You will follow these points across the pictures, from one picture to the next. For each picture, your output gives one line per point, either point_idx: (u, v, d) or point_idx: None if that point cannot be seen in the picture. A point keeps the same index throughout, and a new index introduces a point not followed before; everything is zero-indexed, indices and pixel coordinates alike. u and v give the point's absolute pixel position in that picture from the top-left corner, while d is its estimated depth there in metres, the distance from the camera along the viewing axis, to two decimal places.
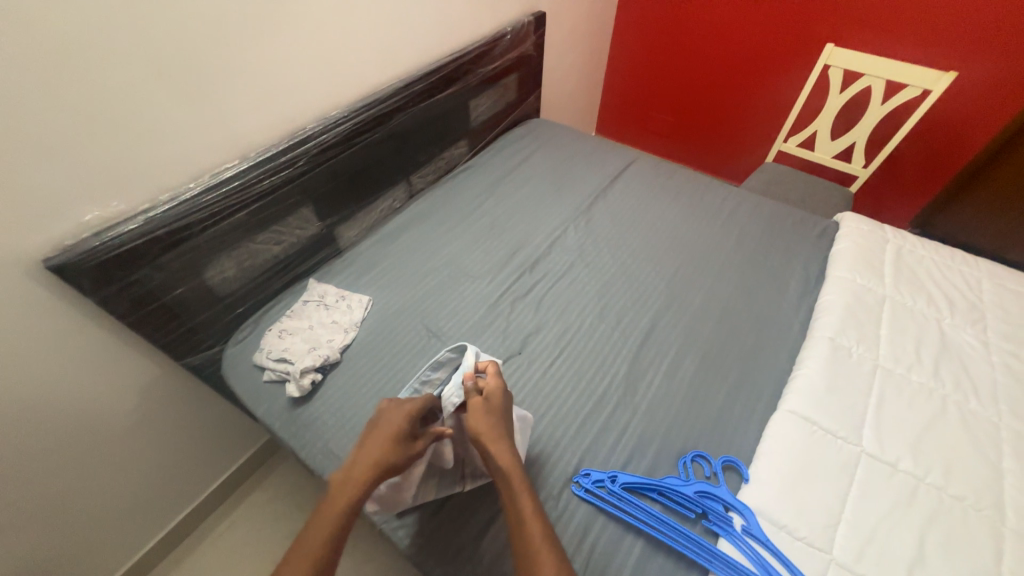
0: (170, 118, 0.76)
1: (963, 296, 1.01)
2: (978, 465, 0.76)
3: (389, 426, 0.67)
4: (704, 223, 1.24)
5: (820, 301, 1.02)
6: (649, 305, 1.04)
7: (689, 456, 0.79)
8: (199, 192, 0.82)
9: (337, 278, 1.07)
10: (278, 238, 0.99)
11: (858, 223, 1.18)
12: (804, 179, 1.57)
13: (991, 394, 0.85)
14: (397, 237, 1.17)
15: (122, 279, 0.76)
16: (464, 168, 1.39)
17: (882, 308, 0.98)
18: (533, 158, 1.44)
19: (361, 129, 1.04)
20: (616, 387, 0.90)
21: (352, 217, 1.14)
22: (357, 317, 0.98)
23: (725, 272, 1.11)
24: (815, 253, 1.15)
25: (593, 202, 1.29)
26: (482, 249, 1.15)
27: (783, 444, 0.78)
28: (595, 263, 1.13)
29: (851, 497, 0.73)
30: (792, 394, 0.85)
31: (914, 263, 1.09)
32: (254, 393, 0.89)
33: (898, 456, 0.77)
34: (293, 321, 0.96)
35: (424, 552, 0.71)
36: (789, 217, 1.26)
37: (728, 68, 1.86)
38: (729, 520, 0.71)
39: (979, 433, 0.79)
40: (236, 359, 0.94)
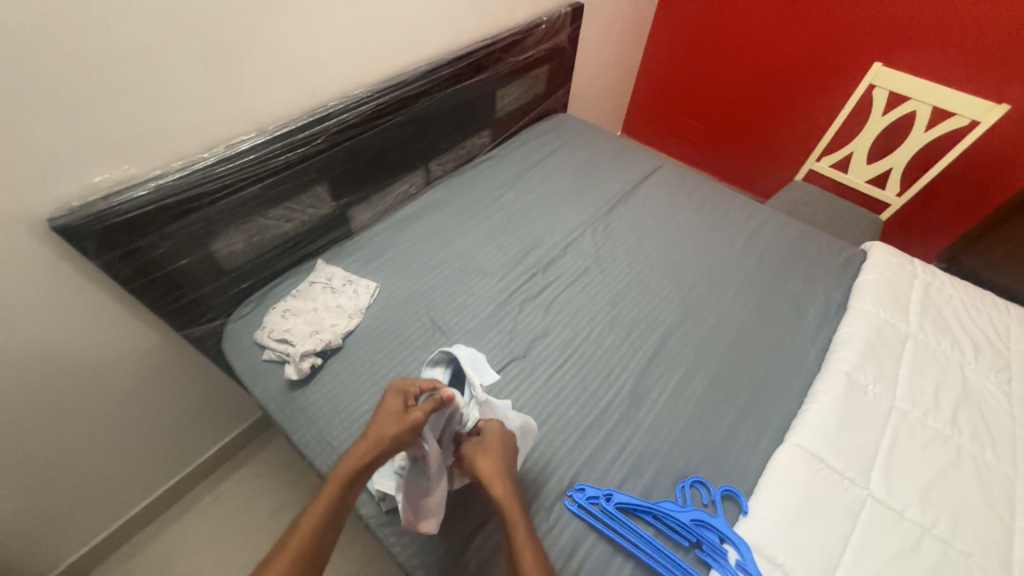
0: (187, 85, 0.74)
1: (990, 342, 0.97)
2: (989, 521, 0.73)
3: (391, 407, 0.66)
4: (726, 239, 1.20)
5: (839, 332, 0.98)
6: (661, 320, 1.01)
7: (688, 480, 0.77)
8: (212, 163, 0.79)
9: (345, 261, 1.05)
10: (289, 215, 0.96)
11: (887, 254, 1.14)
12: (833, 201, 1.52)
13: (1009, 448, 0.81)
14: (410, 224, 1.15)
15: (127, 245, 0.75)
16: (485, 159, 1.36)
17: (903, 347, 0.94)
18: (557, 155, 1.40)
19: (384, 110, 1.01)
20: (619, 401, 0.88)
21: (367, 200, 1.12)
22: (362, 303, 0.96)
23: (742, 292, 1.08)
24: (839, 282, 1.11)
25: (613, 206, 1.26)
26: (496, 245, 1.12)
27: (786, 479, 0.76)
28: (609, 270, 1.10)
29: (853, 542, 0.70)
30: (800, 428, 0.82)
31: (941, 301, 1.04)
32: (251, 371, 0.88)
33: (906, 503, 0.74)
34: (297, 301, 0.94)
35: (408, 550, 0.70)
36: (815, 241, 1.21)
37: (767, 80, 1.78)
38: (723, 553, 0.69)
39: (993, 488, 0.76)
40: (238, 334, 0.92)
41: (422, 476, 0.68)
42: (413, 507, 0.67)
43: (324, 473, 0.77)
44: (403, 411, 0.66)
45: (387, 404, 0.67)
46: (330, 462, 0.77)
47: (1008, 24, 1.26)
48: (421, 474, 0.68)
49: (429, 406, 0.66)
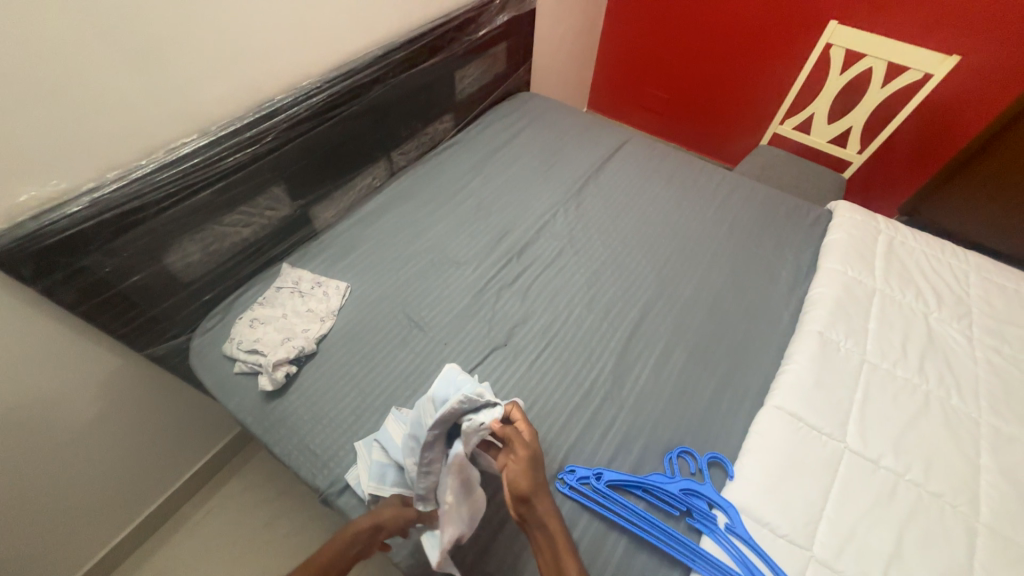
0: (113, 87, 0.68)
1: (951, 291, 1.01)
2: (957, 461, 0.76)
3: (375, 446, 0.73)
4: (696, 209, 1.20)
5: (810, 292, 1.00)
6: (639, 296, 1.01)
7: (675, 452, 0.78)
8: (152, 170, 0.74)
9: (312, 263, 1.01)
10: (247, 220, 0.92)
11: (851, 212, 1.16)
12: (798, 164, 1.54)
13: (973, 390, 0.85)
14: (376, 219, 1.11)
15: (68, 266, 0.70)
16: (450, 145, 1.32)
17: (871, 302, 0.97)
18: (523, 135, 1.37)
19: (336, 101, 0.96)
20: (603, 380, 0.88)
21: (328, 197, 1.07)
22: (334, 305, 0.93)
23: (716, 261, 1.08)
24: (808, 243, 1.14)
25: (584, 184, 1.24)
26: (467, 233, 1.10)
27: (769, 440, 0.78)
28: (584, 250, 1.09)
29: (834, 494, 0.73)
30: (779, 389, 0.84)
31: (905, 255, 1.07)
32: (223, 386, 0.84)
33: (880, 452, 0.77)
34: (265, 309, 0.91)
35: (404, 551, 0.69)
36: (783, 204, 1.23)
37: (727, 45, 1.77)
38: (713, 518, 0.71)
39: (959, 429, 0.80)
40: (205, 349, 0.88)
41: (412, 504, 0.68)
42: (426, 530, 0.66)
43: (311, 482, 0.75)
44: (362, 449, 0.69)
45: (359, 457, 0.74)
46: (315, 471, 0.76)
47: None
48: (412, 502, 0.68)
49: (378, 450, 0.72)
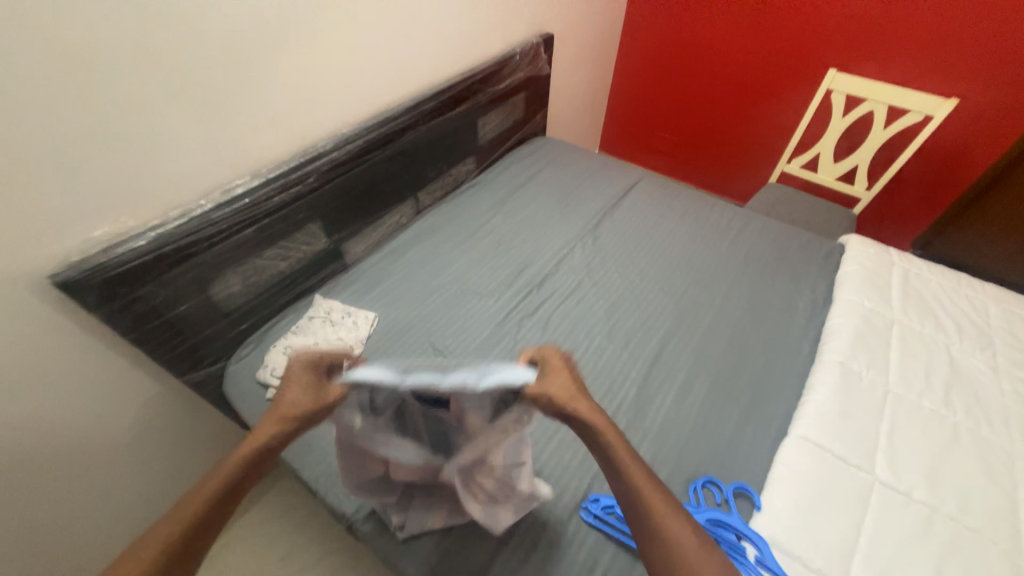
0: (178, 135, 0.76)
1: (971, 322, 1.01)
2: (993, 495, 0.74)
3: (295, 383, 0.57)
4: (710, 244, 1.24)
5: (828, 324, 1.02)
6: (657, 326, 1.04)
7: (699, 482, 0.78)
8: (209, 209, 0.81)
9: (343, 295, 1.06)
10: (285, 254, 0.98)
11: (864, 245, 1.19)
12: (808, 201, 1.58)
13: (1003, 422, 0.84)
14: (403, 254, 1.17)
15: (127, 294, 0.76)
16: (472, 186, 1.40)
17: (890, 332, 0.98)
18: (539, 176, 1.45)
19: (371, 146, 1.05)
20: (624, 409, 0.89)
21: (359, 233, 1.14)
22: (363, 334, 0.97)
23: (732, 293, 1.11)
24: (822, 276, 1.16)
25: (600, 221, 1.30)
26: (488, 267, 1.15)
27: (795, 470, 0.77)
28: (602, 282, 1.13)
29: (867, 528, 0.71)
30: (803, 419, 0.84)
31: (921, 286, 1.09)
32: (255, 412, 0.87)
33: (913, 485, 0.76)
34: (298, 337, 0.95)
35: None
36: (795, 238, 1.26)
37: (731, 90, 1.88)
38: (742, 550, 0.69)
39: (993, 461, 0.78)
40: (239, 376, 0.92)
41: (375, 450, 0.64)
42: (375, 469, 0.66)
43: (338, 509, 0.77)
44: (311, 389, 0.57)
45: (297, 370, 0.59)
46: (342, 497, 0.77)
47: (950, 29, 1.37)
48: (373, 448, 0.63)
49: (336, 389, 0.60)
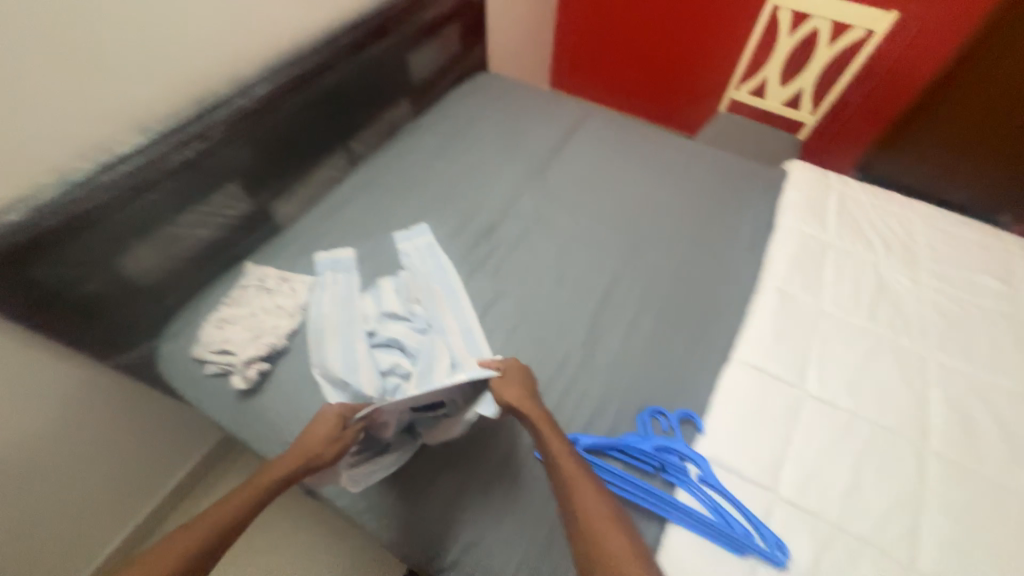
0: (24, 70, 0.64)
1: (899, 239, 1.06)
2: (905, 396, 0.82)
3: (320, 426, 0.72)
4: (659, 179, 1.23)
5: (769, 251, 1.05)
6: (608, 267, 1.04)
7: (647, 413, 0.82)
8: (95, 176, 0.72)
9: (277, 260, 0.99)
10: (205, 220, 0.89)
11: (805, 171, 1.21)
12: (755, 129, 1.58)
13: (920, 330, 0.91)
14: (340, 211, 1.09)
15: (20, 277, 0.67)
16: (410, 131, 1.30)
17: (825, 255, 1.02)
18: (483, 117, 1.35)
19: (285, 92, 0.93)
20: (576, 351, 0.90)
21: (287, 191, 1.05)
22: (303, 300, 0.92)
23: (680, 228, 1.11)
24: (766, 204, 1.18)
25: (547, 162, 1.25)
26: (433, 219, 1.10)
27: (734, 392, 0.82)
28: (551, 227, 1.11)
29: (796, 437, 0.77)
30: (743, 344, 0.88)
31: (855, 208, 1.12)
32: (194, 390, 0.83)
33: (837, 394, 0.82)
34: (232, 309, 0.88)
35: (389, 544, 0.75)
36: (741, 168, 1.27)
37: (679, 12, 1.78)
38: (685, 471, 0.75)
39: (907, 365, 0.86)
40: (172, 355, 0.86)
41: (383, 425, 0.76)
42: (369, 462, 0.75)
43: None
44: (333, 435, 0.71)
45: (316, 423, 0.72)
46: None
47: None
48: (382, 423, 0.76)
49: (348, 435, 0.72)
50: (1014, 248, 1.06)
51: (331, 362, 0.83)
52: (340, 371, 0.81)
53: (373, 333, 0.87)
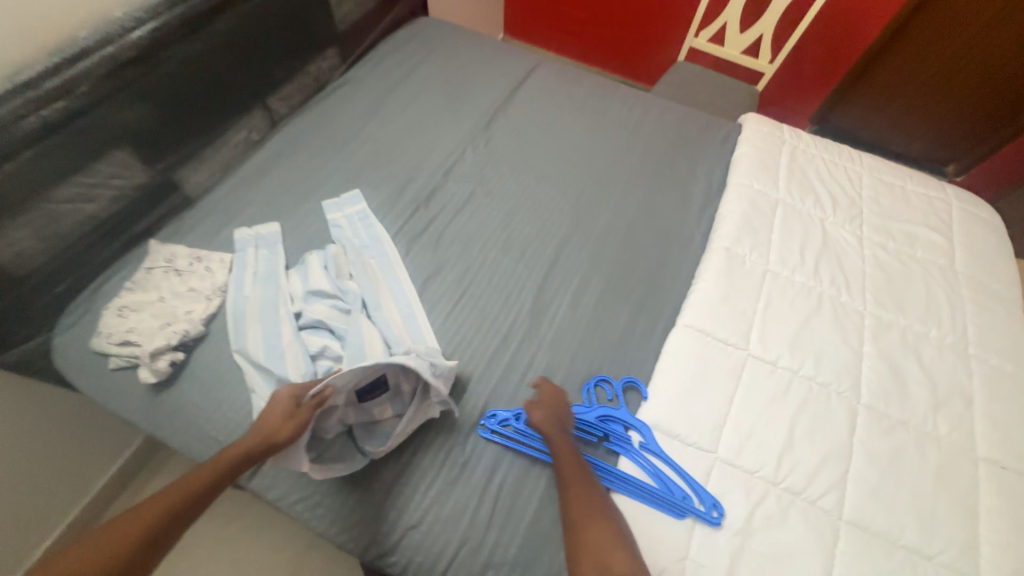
0: None
1: (846, 194, 1.05)
2: (842, 353, 0.83)
3: (279, 407, 0.63)
4: (610, 135, 1.16)
5: (720, 210, 1.01)
6: (555, 231, 0.98)
7: (591, 382, 0.80)
8: None
9: (188, 237, 0.89)
10: (90, 193, 0.77)
11: (759, 124, 1.17)
12: (713, 80, 1.51)
13: (860, 286, 0.92)
14: (260, 178, 0.98)
15: None
16: (339, 85, 1.17)
17: (774, 213, 1.00)
18: (421, 68, 1.23)
19: (171, 36, 0.80)
20: (520, 322, 0.86)
21: (196, 157, 0.92)
22: (221, 281, 0.83)
23: (631, 187, 1.06)
24: (719, 160, 1.14)
25: (492, 118, 1.16)
26: (366, 184, 1.00)
27: (679, 356, 0.81)
28: (496, 191, 1.03)
29: (737, 399, 0.78)
30: (689, 307, 0.87)
31: (806, 162, 1.10)
32: (98, 386, 0.75)
33: (778, 354, 0.82)
34: (136, 294, 0.79)
35: (324, 534, 0.69)
36: (695, 122, 1.21)
37: None
38: (627, 439, 0.74)
39: (846, 321, 0.87)
40: (70, 349, 0.77)
41: (326, 416, 0.68)
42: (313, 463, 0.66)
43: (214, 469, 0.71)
44: (292, 412, 0.63)
45: (271, 404, 0.63)
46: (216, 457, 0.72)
47: None
48: (326, 415, 0.68)
49: (313, 404, 0.64)
50: (954, 203, 1.07)
51: (254, 350, 0.75)
52: (261, 359, 0.74)
53: (299, 315, 0.80)
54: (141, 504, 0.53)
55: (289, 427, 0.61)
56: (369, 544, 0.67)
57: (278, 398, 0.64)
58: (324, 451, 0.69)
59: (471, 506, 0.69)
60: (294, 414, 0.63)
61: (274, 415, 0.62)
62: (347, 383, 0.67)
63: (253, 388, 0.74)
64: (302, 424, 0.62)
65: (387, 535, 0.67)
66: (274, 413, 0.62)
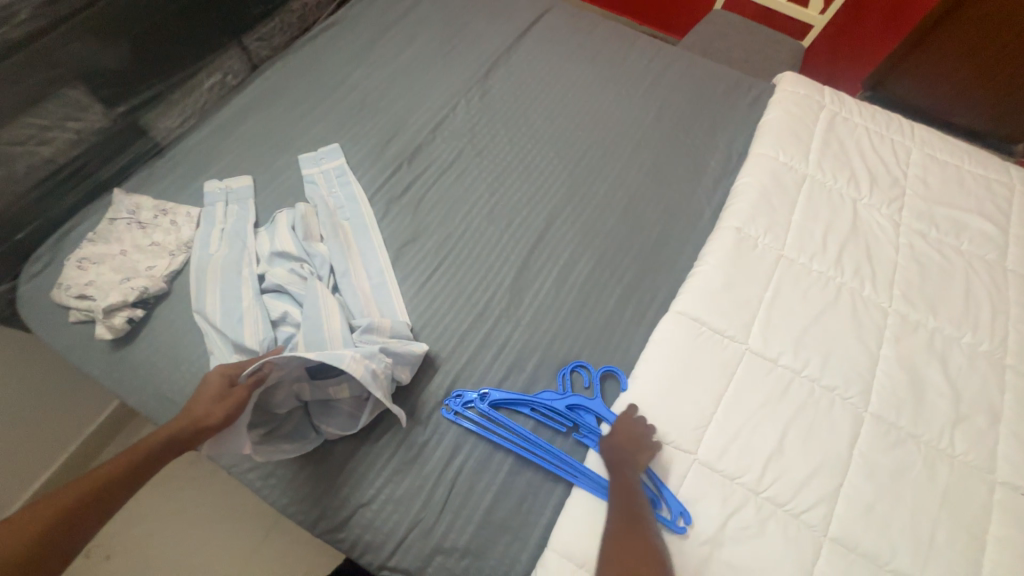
0: None
1: (887, 171, 0.92)
2: (855, 355, 0.74)
3: (212, 386, 0.61)
4: (622, 92, 1.03)
5: (736, 184, 0.90)
6: (547, 200, 0.89)
7: (568, 367, 0.74)
8: None
9: (156, 187, 0.84)
10: (41, 133, 0.73)
11: (796, 85, 1.02)
12: (751, 32, 1.33)
13: (887, 279, 0.81)
14: (235, 126, 0.92)
15: None
16: (327, 25, 1.07)
17: (799, 191, 0.88)
18: (416, 10, 1.11)
19: None
20: (499, 297, 0.80)
21: (160, 100, 0.87)
22: (185, 236, 0.79)
23: (638, 154, 0.95)
24: (743, 127, 1.00)
25: (490, 68, 1.04)
26: (347, 138, 0.93)
27: (668, 344, 0.74)
28: (486, 151, 0.94)
29: (726, 397, 0.70)
30: (686, 292, 0.78)
31: (846, 132, 0.96)
32: (60, 338, 0.74)
33: (780, 351, 0.74)
34: (98, 246, 0.76)
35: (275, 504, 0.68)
36: (721, 80, 1.07)
37: None
38: (599, 432, 0.69)
39: (864, 319, 0.77)
40: (32, 299, 0.75)
41: (273, 394, 0.66)
42: (262, 442, 0.65)
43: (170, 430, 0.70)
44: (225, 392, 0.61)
45: (205, 384, 0.62)
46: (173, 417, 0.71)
47: None
48: (272, 393, 0.66)
49: (249, 386, 0.62)
50: (1017, 189, 0.92)
51: (212, 311, 0.72)
52: (219, 324, 0.71)
53: (263, 278, 0.76)
54: (10, 521, 0.47)
55: (223, 408, 0.59)
56: (318, 518, 0.66)
57: (212, 378, 0.62)
58: (277, 424, 0.67)
59: (425, 488, 0.66)
60: (228, 396, 0.61)
61: (206, 396, 0.60)
62: (287, 362, 0.63)
63: (212, 349, 0.71)
64: (237, 404, 0.60)
65: (337, 511, 0.65)
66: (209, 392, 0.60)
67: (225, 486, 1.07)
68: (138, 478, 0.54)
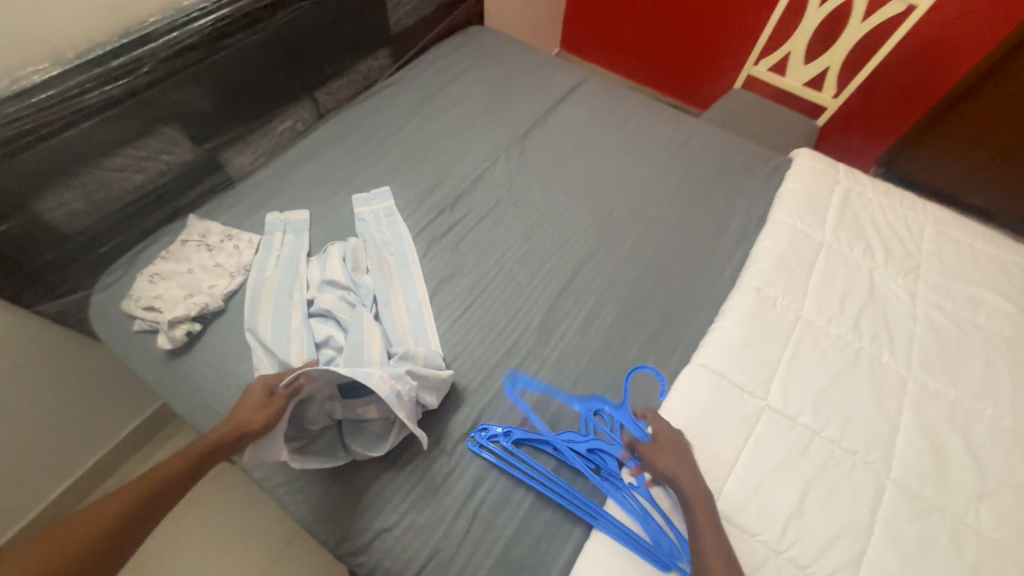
0: None
1: (902, 245, 0.96)
2: (875, 419, 0.75)
3: (254, 396, 0.65)
4: (649, 157, 1.12)
5: (756, 247, 0.95)
6: (577, 250, 0.96)
7: (590, 410, 0.76)
8: None
9: (224, 215, 0.93)
10: (137, 164, 0.84)
11: (812, 160, 1.09)
12: (769, 111, 1.44)
13: (905, 347, 0.83)
14: (298, 166, 1.02)
15: None
16: (387, 84, 1.21)
17: (816, 257, 0.92)
18: (465, 76, 1.24)
19: (229, 26, 0.87)
20: (527, 337, 0.84)
21: (238, 141, 0.98)
22: (246, 260, 0.86)
23: (663, 213, 1.02)
24: (761, 194, 1.07)
25: (529, 129, 1.15)
26: (396, 183, 1.02)
27: (689, 394, 0.76)
28: (522, 202, 1.03)
29: (746, 451, 0.72)
30: (707, 346, 0.82)
31: (860, 206, 1.02)
32: (122, 345, 0.80)
33: (800, 410, 0.76)
34: (168, 264, 0.84)
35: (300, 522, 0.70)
36: (742, 152, 1.15)
37: None
38: (619, 476, 0.70)
39: (884, 384, 0.79)
40: (102, 307, 0.82)
41: (308, 408, 0.70)
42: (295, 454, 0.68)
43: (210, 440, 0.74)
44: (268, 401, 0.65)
45: (247, 394, 0.66)
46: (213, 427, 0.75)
47: None
48: (307, 407, 0.70)
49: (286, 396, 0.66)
50: None
51: (263, 330, 0.78)
52: (268, 341, 0.76)
53: (311, 302, 0.82)
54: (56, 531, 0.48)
55: (266, 417, 0.63)
56: (341, 539, 0.67)
57: (255, 388, 0.67)
58: (311, 439, 0.71)
59: (447, 518, 0.68)
60: (267, 405, 0.65)
61: (252, 406, 0.64)
62: (322, 375, 0.68)
63: (258, 364, 0.76)
64: (277, 413, 0.64)
65: (359, 534, 0.67)
66: (255, 402, 0.64)
67: (241, 504, 1.08)
68: (182, 485, 0.57)
